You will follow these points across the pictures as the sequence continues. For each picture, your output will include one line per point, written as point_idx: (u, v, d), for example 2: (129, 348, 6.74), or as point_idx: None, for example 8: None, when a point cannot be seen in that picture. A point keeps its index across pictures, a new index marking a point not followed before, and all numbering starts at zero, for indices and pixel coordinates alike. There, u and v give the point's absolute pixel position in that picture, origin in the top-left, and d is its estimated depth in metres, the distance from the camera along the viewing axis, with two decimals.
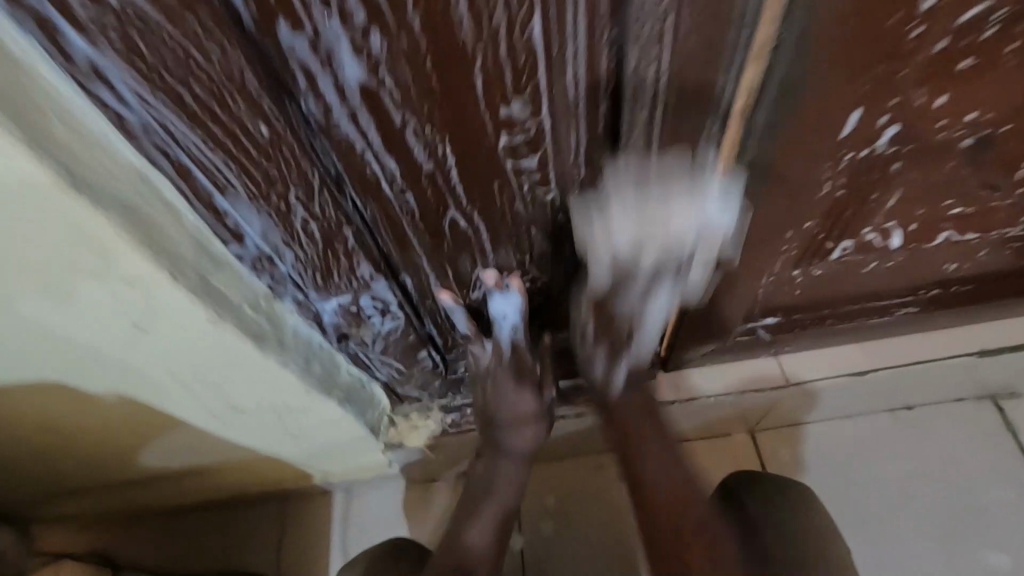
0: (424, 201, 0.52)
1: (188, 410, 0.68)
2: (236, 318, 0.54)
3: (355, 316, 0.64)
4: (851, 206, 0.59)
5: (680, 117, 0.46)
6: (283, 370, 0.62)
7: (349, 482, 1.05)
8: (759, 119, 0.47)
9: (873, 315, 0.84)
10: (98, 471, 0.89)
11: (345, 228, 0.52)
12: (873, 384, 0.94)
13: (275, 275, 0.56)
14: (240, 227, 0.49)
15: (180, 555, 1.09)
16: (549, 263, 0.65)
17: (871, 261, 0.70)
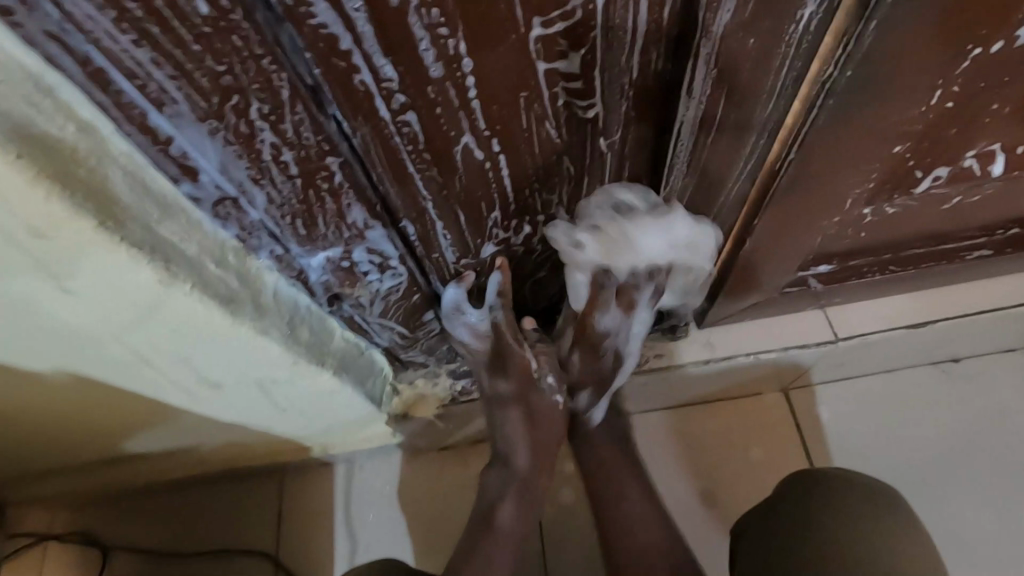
0: (429, 123, 0.40)
1: (156, 387, 0.58)
2: (197, 278, 0.43)
3: (349, 273, 0.54)
4: (957, 123, 0.48)
5: (780, 5, 0.34)
6: (259, 339, 0.52)
7: (349, 454, 0.97)
8: (873, 17, 0.34)
9: (940, 260, 0.73)
10: (70, 450, 0.81)
11: (329, 161, 0.41)
12: (927, 337, 0.83)
13: (244, 223, 0.45)
14: (189, 158, 0.37)
15: (169, 535, 1.01)
16: (577, 205, 0.54)
17: (958, 194, 0.59)
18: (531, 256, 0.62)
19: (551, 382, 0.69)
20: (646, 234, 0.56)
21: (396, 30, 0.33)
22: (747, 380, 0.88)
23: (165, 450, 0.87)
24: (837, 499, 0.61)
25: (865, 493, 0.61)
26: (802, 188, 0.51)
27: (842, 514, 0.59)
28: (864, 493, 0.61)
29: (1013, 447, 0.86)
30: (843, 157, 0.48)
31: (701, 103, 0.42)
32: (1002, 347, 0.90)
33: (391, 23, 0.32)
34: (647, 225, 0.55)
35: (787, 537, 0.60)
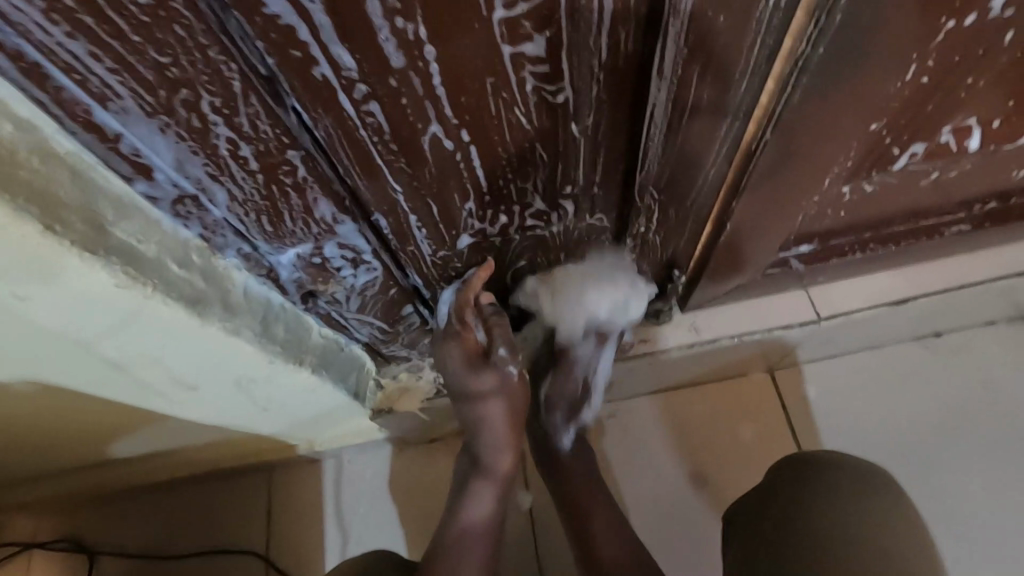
0: (393, 113, 0.39)
1: (128, 391, 0.56)
2: (159, 279, 0.42)
3: (321, 269, 0.52)
4: (932, 98, 0.47)
5: None
6: (231, 339, 0.51)
7: (337, 449, 0.96)
8: None
9: (920, 237, 0.73)
10: (48, 457, 0.79)
11: (290, 154, 0.39)
12: (907, 313, 0.84)
13: (207, 221, 0.43)
14: (141, 156, 0.36)
15: (158, 538, 1.00)
16: (553, 193, 0.52)
17: (936, 170, 0.59)
18: (509, 247, 0.60)
19: (502, 353, 0.67)
20: (597, 290, 0.69)
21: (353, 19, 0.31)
22: (732, 362, 0.88)
23: (149, 452, 0.85)
24: (859, 476, 0.61)
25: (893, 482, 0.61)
26: (781, 168, 0.50)
27: (866, 491, 0.59)
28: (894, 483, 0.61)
29: (994, 418, 0.87)
30: (820, 133, 0.47)
31: (674, 84, 0.41)
32: (981, 320, 0.90)
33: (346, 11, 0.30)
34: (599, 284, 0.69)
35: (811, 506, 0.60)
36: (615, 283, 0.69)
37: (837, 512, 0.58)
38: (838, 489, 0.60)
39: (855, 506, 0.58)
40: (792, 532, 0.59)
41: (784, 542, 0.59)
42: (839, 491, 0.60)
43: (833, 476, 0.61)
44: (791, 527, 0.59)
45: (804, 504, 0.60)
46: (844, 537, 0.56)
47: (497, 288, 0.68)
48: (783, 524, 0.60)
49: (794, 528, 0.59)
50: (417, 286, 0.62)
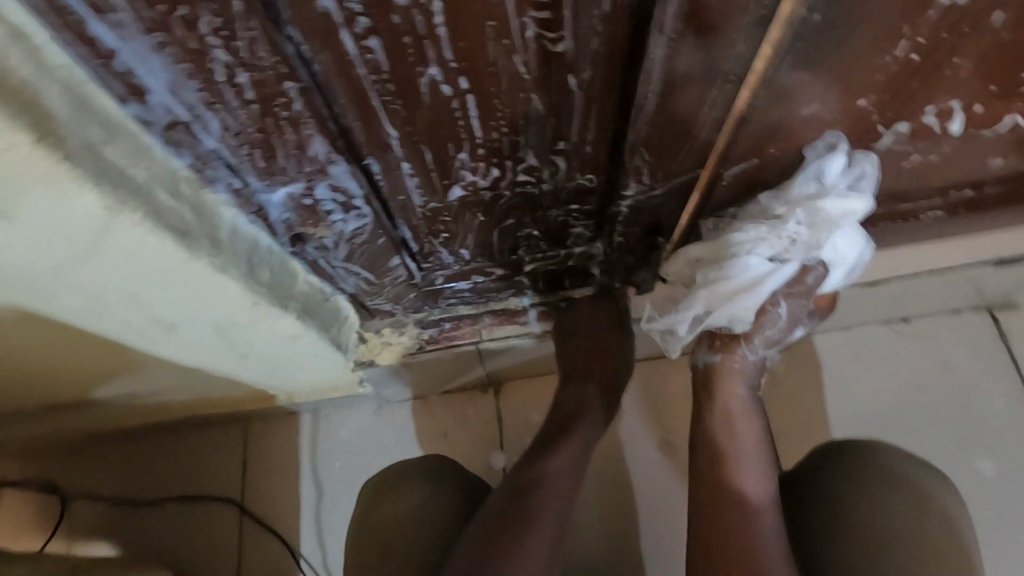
0: (393, 51, 0.38)
1: (112, 326, 0.56)
2: (148, 206, 0.42)
3: (311, 211, 0.52)
4: (921, 76, 0.48)
5: None
6: (218, 276, 0.51)
7: (316, 404, 0.97)
8: None
9: (897, 220, 0.75)
10: (25, 395, 0.79)
11: (287, 86, 0.39)
12: (878, 296, 0.87)
13: (199, 151, 0.43)
14: (135, 76, 0.35)
15: (133, 483, 1.00)
16: (547, 148, 0.53)
17: (917, 152, 0.60)
18: (501, 204, 0.61)
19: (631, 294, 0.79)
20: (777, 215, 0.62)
21: None
22: None
23: (127, 396, 0.85)
24: (878, 467, 0.62)
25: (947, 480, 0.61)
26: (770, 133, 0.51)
27: (885, 477, 0.61)
28: (912, 464, 0.62)
29: (954, 401, 0.90)
30: (808, 98, 0.49)
31: (672, 43, 0.41)
32: (947, 308, 0.93)
33: None
34: (791, 199, 0.61)
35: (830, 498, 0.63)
36: (862, 184, 0.60)
37: (853, 497, 0.61)
38: (882, 475, 0.62)
39: (895, 494, 0.60)
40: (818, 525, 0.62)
41: (816, 524, 0.63)
42: (882, 478, 0.61)
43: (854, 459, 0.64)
44: (818, 521, 0.62)
45: (839, 485, 0.63)
46: (877, 529, 0.59)
47: (487, 247, 0.68)
48: (812, 518, 0.63)
49: (826, 513, 0.62)
50: (406, 237, 0.63)
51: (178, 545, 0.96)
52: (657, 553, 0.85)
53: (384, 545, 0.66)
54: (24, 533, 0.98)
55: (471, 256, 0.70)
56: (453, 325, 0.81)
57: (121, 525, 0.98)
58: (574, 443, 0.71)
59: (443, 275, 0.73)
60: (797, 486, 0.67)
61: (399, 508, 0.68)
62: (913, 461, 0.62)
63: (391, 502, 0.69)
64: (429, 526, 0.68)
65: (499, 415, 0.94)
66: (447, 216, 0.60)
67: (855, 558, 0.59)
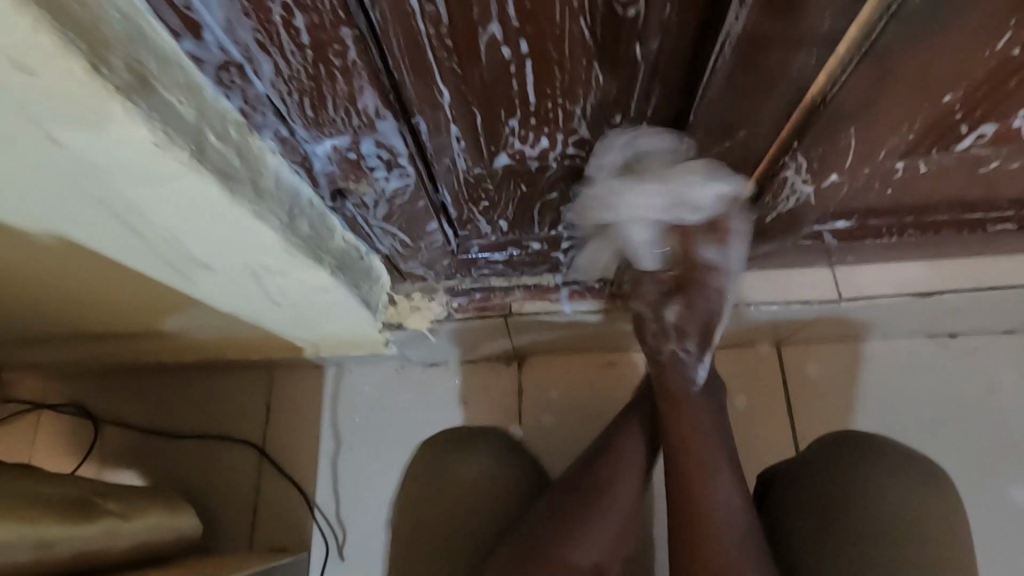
0: (454, 2, 0.37)
1: (151, 262, 0.57)
2: (196, 146, 0.41)
3: (354, 165, 0.51)
4: (1021, 73, 0.44)
5: None
6: (258, 222, 0.50)
7: (340, 358, 0.98)
8: None
9: (962, 229, 0.71)
10: (66, 322, 0.82)
11: (343, 32, 0.37)
12: (930, 308, 0.82)
13: (249, 94, 0.42)
14: (191, 9, 0.35)
15: (162, 417, 1.04)
16: (601, 121, 0.51)
17: (998, 158, 0.56)
18: (546, 175, 0.59)
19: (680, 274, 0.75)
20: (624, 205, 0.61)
21: None
22: (739, 331, 0.88)
23: (160, 333, 0.88)
24: (863, 462, 0.64)
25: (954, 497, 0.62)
26: (839, 121, 0.48)
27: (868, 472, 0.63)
28: (895, 457, 0.65)
29: (995, 424, 0.86)
30: (891, 89, 0.45)
31: (754, 14, 0.38)
32: (1001, 327, 0.89)
33: None
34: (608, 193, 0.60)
35: (816, 496, 0.64)
36: (704, 193, 0.59)
37: (840, 495, 0.63)
38: (876, 478, 0.63)
39: (888, 500, 0.61)
40: (811, 524, 0.63)
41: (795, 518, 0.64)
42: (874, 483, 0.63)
43: (835, 458, 0.66)
44: (815, 517, 0.63)
45: (831, 483, 0.64)
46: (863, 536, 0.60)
47: (527, 220, 0.67)
48: (802, 515, 0.64)
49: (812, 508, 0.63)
50: (446, 201, 0.62)
51: (198, 480, 0.99)
52: None
53: (459, 517, 0.75)
54: (55, 453, 1.02)
55: (508, 227, 0.68)
56: (484, 296, 0.80)
57: (148, 455, 1.02)
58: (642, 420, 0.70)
59: (479, 244, 0.72)
60: (774, 485, 0.68)
61: (473, 494, 0.76)
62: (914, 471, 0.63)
63: (463, 472, 0.78)
64: (495, 509, 0.75)
65: (521, 389, 0.93)
66: (490, 184, 0.59)
67: (843, 556, 0.60)
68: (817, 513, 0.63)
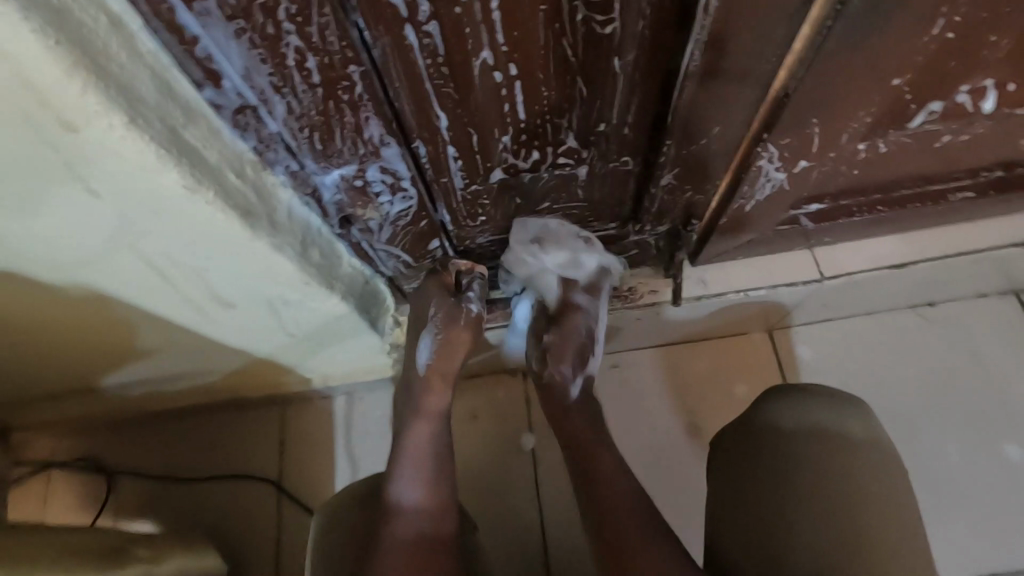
0: (451, 37, 0.41)
1: (170, 304, 0.59)
2: (218, 185, 0.44)
3: (360, 192, 0.55)
4: (958, 53, 0.49)
5: None
6: (274, 253, 0.53)
7: (348, 386, 1.00)
8: None
9: (926, 201, 0.76)
10: (76, 375, 0.83)
11: (351, 70, 0.41)
12: (906, 279, 0.87)
13: (263, 134, 0.46)
14: (213, 61, 0.38)
15: (174, 463, 1.04)
16: (588, 131, 0.55)
17: (949, 131, 0.61)
18: (539, 185, 0.62)
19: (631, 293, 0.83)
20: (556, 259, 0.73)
21: None
22: (732, 320, 0.92)
23: (168, 378, 0.89)
24: (812, 421, 0.58)
25: (909, 504, 0.54)
26: (803, 111, 0.53)
27: (815, 430, 0.57)
28: (846, 416, 0.58)
29: (982, 386, 0.91)
30: (847, 79, 0.50)
31: (718, 22, 0.42)
32: (975, 291, 0.93)
33: None
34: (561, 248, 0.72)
35: (754, 444, 0.59)
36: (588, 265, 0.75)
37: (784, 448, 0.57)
38: (818, 444, 0.56)
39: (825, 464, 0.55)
40: (747, 473, 0.58)
41: (723, 479, 0.60)
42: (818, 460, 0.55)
43: (784, 412, 0.60)
44: (753, 470, 0.58)
45: (778, 447, 0.57)
46: (778, 516, 0.54)
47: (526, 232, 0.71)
48: (741, 464, 0.59)
49: (749, 471, 0.58)
50: (446, 221, 0.65)
51: (216, 523, 0.99)
52: (683, 529, 0.87)
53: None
54: (69, 511, 1.02)
55: (505, 238, 0.71)
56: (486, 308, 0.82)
57: (163, 503, 1.02)
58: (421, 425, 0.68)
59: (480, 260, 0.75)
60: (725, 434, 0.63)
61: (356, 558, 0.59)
62: (878, 463, 0.56)
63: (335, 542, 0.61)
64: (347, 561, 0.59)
65: (528, 399, 0.95)
66: (487, 199, 0.63)
67: (769, 509, 0.55)
68: (754, 461, 0.58)
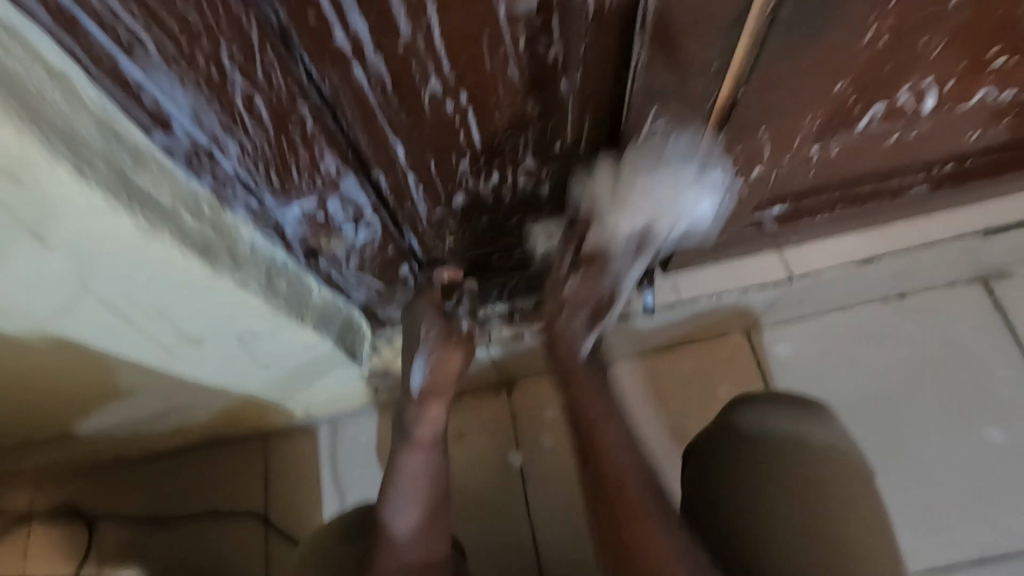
0: (397, 71, 0.41)
1: (138, 347, 0.59)
2: (174, 227, 0.45)
3: (324, 224, 0.55)
4: (894, 56, 0.51)
5: None
6: (239, 290, 0.53)
7: (332, 415, 0.99)
8: None
9: (885, 197, 0.78)
10: (51, 423, 0.82)
11: (300, 107, 0.42)
12: (874, 274, 0.89)
13: (218, 174, 0.46)
14: (160, 107, 0.39)
15: (158, 506, 1.02)
16: (544, 151, 0.56)
17: (897, 130, 0.63)
18: (503, 206, 0.63)
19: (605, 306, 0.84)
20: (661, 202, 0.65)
21: None
22: (708, 324, 0.93)
23: (146, 419, 0.88)
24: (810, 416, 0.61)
25: (883, 521, 0.54)
26: (752, 119, 0.54)
27: (813, 424, 0.60)
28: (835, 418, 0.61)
29: (956, 374, 0.92)
30: (790, 87, 0.51)
31: (656, 44, 0.43)
32: (943, 281, 0.95)
33: None
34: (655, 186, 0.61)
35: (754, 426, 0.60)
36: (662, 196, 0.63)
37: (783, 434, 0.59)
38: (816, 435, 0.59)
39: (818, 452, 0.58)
40: (744, 449, 0.59)
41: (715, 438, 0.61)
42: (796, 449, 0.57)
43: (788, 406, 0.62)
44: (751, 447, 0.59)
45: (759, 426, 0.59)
46: (745, 491, 0.57)
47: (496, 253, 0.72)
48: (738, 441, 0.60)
49: (732, 444, 0.60)
50: (414, 245, 0.65)
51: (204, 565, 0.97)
52: None
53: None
54: (52, 563, 1.00)
55: (474, 259, 0.72)
56: None
57: (148, 548, 1.00)
58: (402, 452, 0.68)
59: None
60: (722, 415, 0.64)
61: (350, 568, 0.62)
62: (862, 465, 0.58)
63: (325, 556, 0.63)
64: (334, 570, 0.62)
65: (513, 416, 0.95)
66: (452, 222, 0.63)
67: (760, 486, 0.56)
68: (752, 440, 0.59)
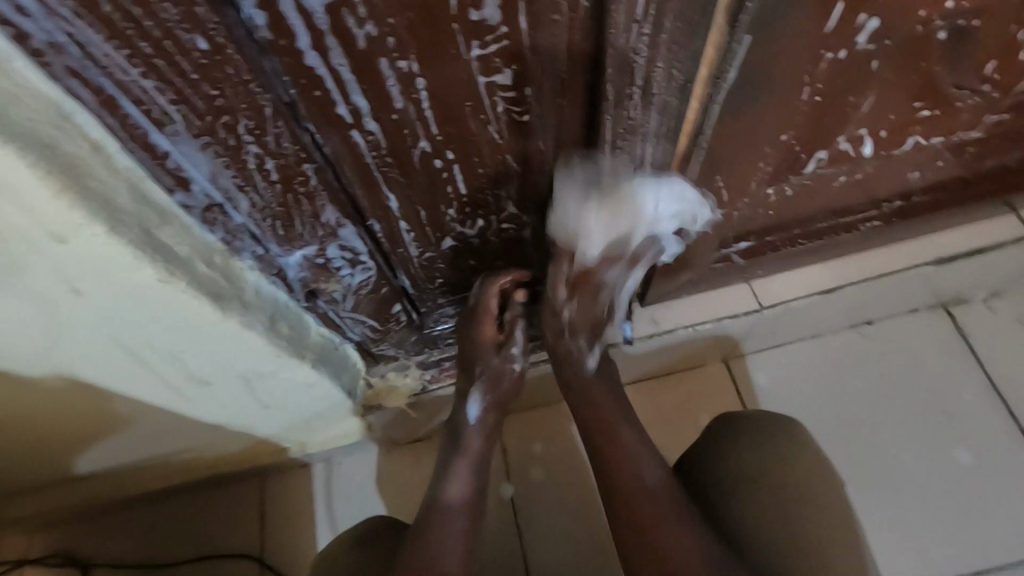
0: (391, 134, 0.47)
1: (146, 386, 0.62)
2: (189, 275, 0.49)
3: (323, 268, 0.60)
4: (830, 111, 0.58)
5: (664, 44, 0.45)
6: (245, 330, 0.57)
7: (326, 452, 1.01)
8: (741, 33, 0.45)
9: (841, 231, 0.84)
10: (50, 465, 0.83)
11: (306, 167, 0.47)
12: (838, 303, 0.94)
13: (229, 226, 0.51)
14: (182, 170, 0.44)
15: (153, 549, 1.03)
16: (525, 199, 0.61)
17: (843, 173, 0.70)
18: (489, 248, 0.68)
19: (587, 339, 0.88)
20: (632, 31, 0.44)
21: (371, 61, 0.40)
22: (687, 353, 0.98)
23: (145, 459, 0.90)
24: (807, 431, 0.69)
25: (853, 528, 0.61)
26: (710, 167, 0.61)
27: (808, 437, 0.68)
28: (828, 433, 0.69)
29: (922, 396, 0.97)
30: (740, 140, 0.58)
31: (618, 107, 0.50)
32: (905, 309, 1.01)
33: (358, 51, 0.39)
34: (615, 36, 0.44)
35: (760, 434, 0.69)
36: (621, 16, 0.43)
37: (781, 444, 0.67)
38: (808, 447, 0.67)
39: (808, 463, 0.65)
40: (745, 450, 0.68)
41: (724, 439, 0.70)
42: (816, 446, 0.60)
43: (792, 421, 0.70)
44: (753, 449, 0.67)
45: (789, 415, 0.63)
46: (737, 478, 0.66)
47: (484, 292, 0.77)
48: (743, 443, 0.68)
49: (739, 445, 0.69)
50: (407, 286, 0.70)
51: None
52: None
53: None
54: None
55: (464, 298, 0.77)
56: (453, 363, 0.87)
57: None
58: None
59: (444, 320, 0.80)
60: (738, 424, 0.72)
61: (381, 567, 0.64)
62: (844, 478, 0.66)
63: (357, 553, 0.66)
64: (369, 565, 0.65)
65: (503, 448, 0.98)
66: (442, 263, 0.68)
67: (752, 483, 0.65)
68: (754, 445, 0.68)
